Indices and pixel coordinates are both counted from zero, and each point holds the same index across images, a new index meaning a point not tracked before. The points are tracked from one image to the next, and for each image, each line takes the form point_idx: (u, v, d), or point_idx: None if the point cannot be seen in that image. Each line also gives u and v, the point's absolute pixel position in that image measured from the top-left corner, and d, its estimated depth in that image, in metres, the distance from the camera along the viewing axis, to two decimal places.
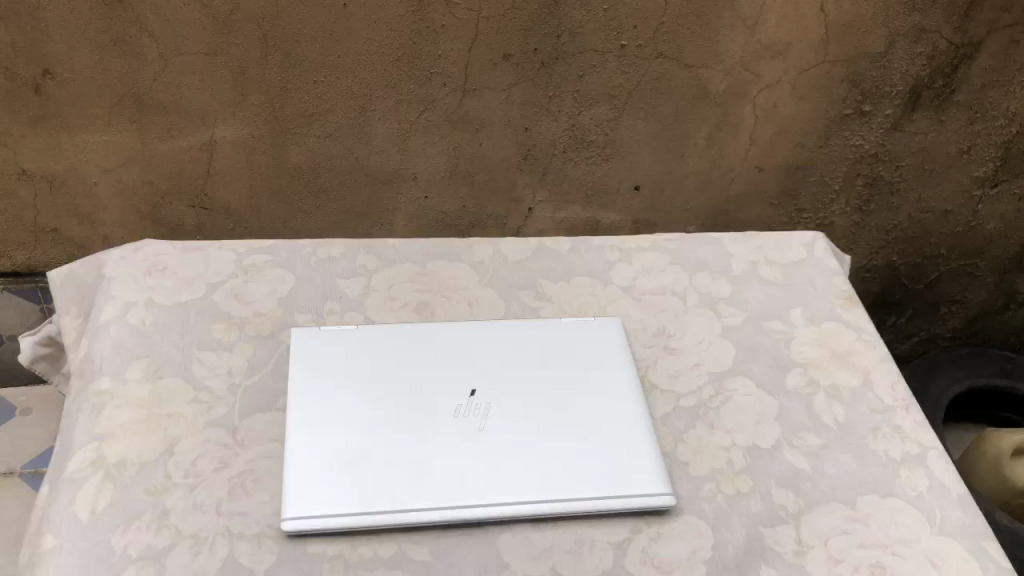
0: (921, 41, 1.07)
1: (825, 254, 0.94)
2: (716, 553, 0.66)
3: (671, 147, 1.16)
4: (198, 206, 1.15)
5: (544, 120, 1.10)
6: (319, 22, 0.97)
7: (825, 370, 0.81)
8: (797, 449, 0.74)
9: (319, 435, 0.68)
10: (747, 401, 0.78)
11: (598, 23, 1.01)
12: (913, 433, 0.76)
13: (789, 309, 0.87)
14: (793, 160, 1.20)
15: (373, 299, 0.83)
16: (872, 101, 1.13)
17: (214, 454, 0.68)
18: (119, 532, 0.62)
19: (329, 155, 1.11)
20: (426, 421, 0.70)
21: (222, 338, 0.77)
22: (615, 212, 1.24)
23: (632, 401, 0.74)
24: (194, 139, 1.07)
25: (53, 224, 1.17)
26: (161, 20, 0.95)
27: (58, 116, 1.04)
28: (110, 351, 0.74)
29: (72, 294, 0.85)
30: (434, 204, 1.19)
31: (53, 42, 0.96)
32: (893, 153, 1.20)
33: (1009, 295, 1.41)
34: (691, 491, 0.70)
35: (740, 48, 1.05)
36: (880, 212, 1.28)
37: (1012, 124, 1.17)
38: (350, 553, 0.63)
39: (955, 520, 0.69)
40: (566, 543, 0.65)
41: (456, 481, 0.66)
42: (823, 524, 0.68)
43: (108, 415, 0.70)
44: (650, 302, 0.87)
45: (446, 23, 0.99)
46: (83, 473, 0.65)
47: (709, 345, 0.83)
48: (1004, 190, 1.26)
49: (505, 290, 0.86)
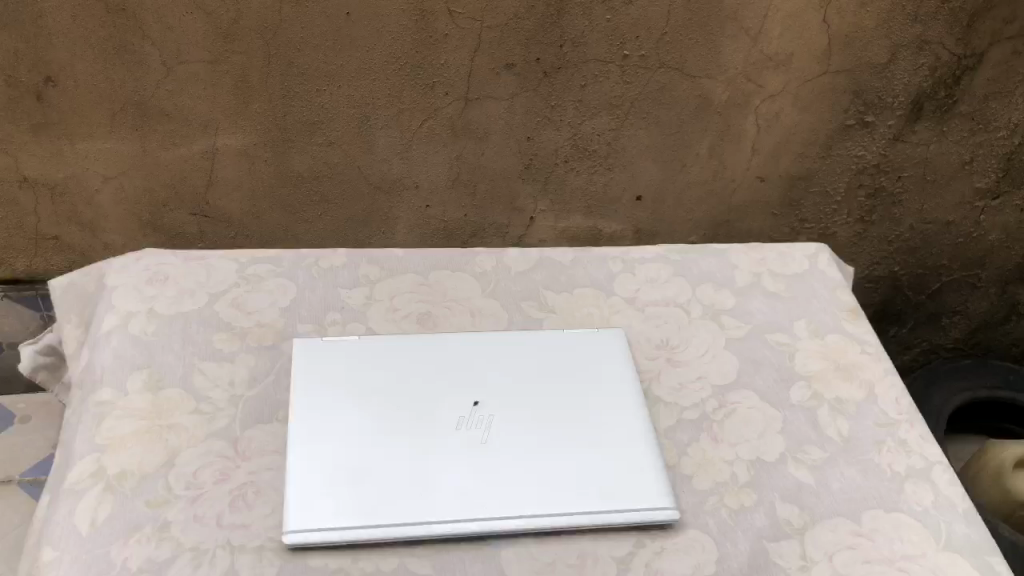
0: (923, 52, 1.07)
1: (828, 266, 0.94)
2: (720, 567, 0.65)
3: (674, 157, 1.16)
4: (199, 215, 1.15)
5: (545, 129, 1.10)
6: (321, 31, 0.97)
7: (829, 383, 0.81)
8: (800, 463, 0.73)
9: (319, 447, 0.67)
10: (751, 414, 0.77)
11: (600, 33, 1.01)
12: (917, 447, 0.76)
13: (793, 321, 0.87)
14: (795, 170, 1.20)
15: (375, 309, 0.83)
16: (874, 111, 1.13)
17: (215, 466, 0.67)
18: (120, 545, 0.61)
19: (330, 163, 1.11)
20: (427, 433, 0.69)
21: (223, 349, 0.77)
22: (617, 222, 1.23)
23: (634, 415, 0.74)
24: (196, 147, 1.07)
25: (53, 232, 1.17)
26: (163, 28, 0.95)
27: (60, 124, 1.04)
28: (110, 361, 0.74)
29: (73, 304, 0.85)
30: (436, 212, 1.19)
31: (55, 50, 0.96)
32: (895, 164, 1.20)
33: (1011, 306, 1.41)
34: (694, 504, 0.69)
35: (742, 59, 1.06)
36: (881, 223, 1.28)
37: (1015, 135, 1.17)
38: (351, 566, 0.62)
39: (960, 535, 0.69)
40: (569, 557, 0.64)
41: (458, 495, 0.65)
42: (828, 539, 0.68)
43: (108, 426, 0.69)
44: (653, 313, 0.87)
45: (448, 33, 0.99)
46: (83, 484, 0.65)
47: (713, 357, 0.82)
48: (1005, 201, 1.26)
49: (508, 301, 0.86)
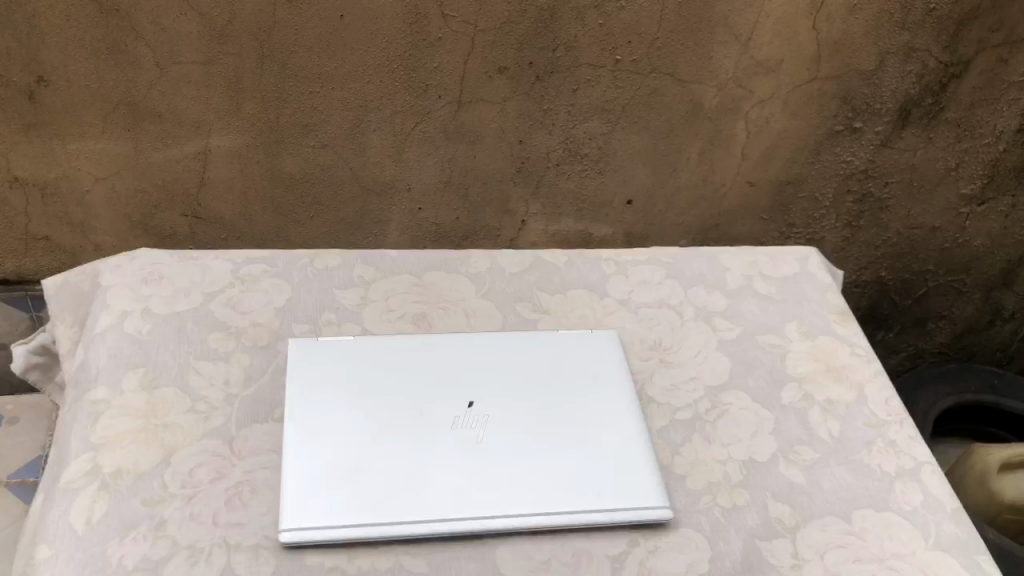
0: (910, 59, 1.09)
1: (818, 270, 0.95)
2: (714, 565, 0.66)
3: (664, 161, 1.17)
4: (191, 215, 1.15)
5: (538, 133, 1.11)
6: (316, 33, 0.97)
7: (820, 384, 0.82)
8: (793, 463, 0.74)
9: (316, 447, 0.67)
10: (743, 414, 0.78)
11: (594, 38, 1.02)
12: (907, 448, 0.77)
13: (785, 323, 0.88)
14: (784, 175, 1.21)
15: (370, 310, 0.83)
16: (862, 117, 1.15)
17: (212, 465, 0.67)
18: (116, 543, 0.61)
19: (324, 165, 1.11)
20: (426, 432, 0.70)
21: (219, 348, 0.77)
22: (607, 225, 1.24)
23: (631, 417, 0.74)
24: (189, 148, 1.07)
25: (44, 232, 1.16)
26: (158, 29, 0.95)
27: (51, 124, 1.04)
28: (106, 360, 0.74)
29: (66, 303, 0.84)
30: (428, 215, 1.19)
31: (49, 50, 0.96)
32: (883, 170, 1.21)
33: (995, 310, 1.43)
34: (688, 504, 0.70)
35: (732, 65, 1.07)
36: (870, 228, 1.30)
37: (1000, 142, 1.19)
38: (348, 565, 0.62)
39: (948, 535, 0.70)
40: (565, 555, 0.65)
41: (456, 494, 0.66)
42: (819, 538, 0.69)
43: (104, 424, 0.69)
44: (646, 314, 0.87)
45: (442, 36, 0.99)
46: (78, 483, 0.65)
47: (705, 358, 0.83)
48: (991, 208, 1.28)
49: (502, 301, 0.86)
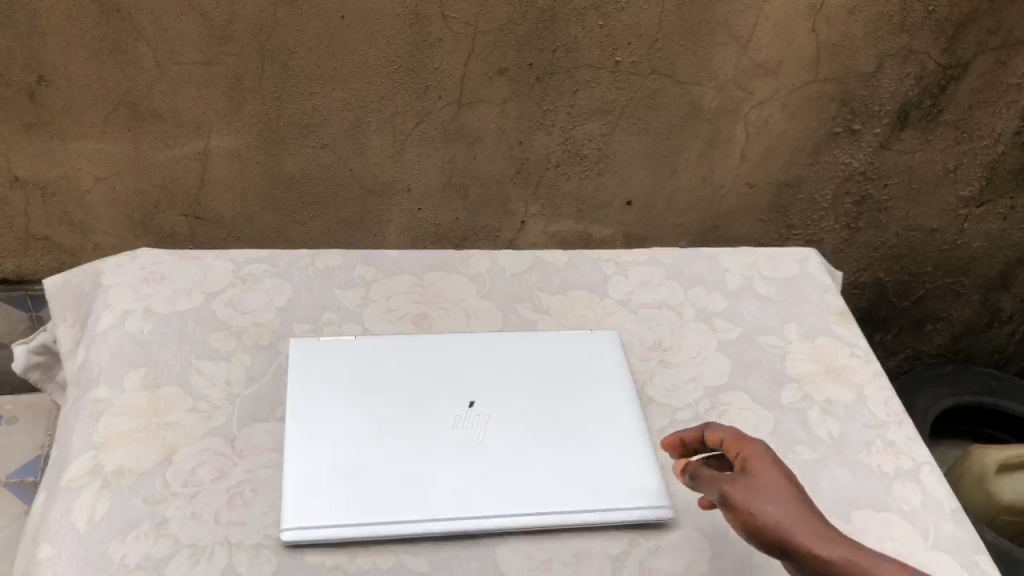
0: (909, 62, 1.09)
1: (817, 271, 0.95)
2: (714, 565, 0.66)
3: (663, 162, 1.17)
4: (191, 216, 1.15)
5: (538, 134, 1.11)
6: (316, 34, 0.97)
7: (820, 385, 0.82)
8: (792, 463, 0.74)
9: (317, 446, 0.68)
10: (743, 414, 0.78)
11: (594, 39, 1.02)
12: (905, 448, 0.77)
13: (784, 324, 0.88)
14: (783, 177, 1.21)
15: (371, 309, 0.84)
16: (861, 119, 1.15)
17: (213, 463, 0.67)
18: (117, 542, 0.61)
19: (324, 165, 1.11)
20: (426, 432, 0.70)
21: (220, 347, 0.77)
22: (607, 226, 1.25)
23: (631, 416, 0.74)
24: (190, 148, 1.07)
25: (44, 232, 1.16)
26: (159, 29, 0.95)
27: (51, 124, 1.04)
28: (107, 359, 0.74)
29: (67, 302, 0.84)
30: (428, 215, 1.19)
31: (50, 50, 0.96)
32: (882, 171, 1.22)
33: (993, 312, 1.43)
34: (688, 504, 0.70)
35: (732, 67, 1.07)
36: (868, 229, 1.30)
37: (998, 144, 1.20)
38: (349, 564, 0.63)
39: (947, 535, 0.70)
40: (566, 555, 0.65)
41: (457, 494, 0.66)
42: None
43: (105, 423, 0.69)
44: (646, 315, 0.88)
45: (443, 37, 0.99)
46: (79, 482, 0.65)
47: (705, 359, 0.84)
48: (989, 210, 1.28)
49: (502, 301, 0.87)
